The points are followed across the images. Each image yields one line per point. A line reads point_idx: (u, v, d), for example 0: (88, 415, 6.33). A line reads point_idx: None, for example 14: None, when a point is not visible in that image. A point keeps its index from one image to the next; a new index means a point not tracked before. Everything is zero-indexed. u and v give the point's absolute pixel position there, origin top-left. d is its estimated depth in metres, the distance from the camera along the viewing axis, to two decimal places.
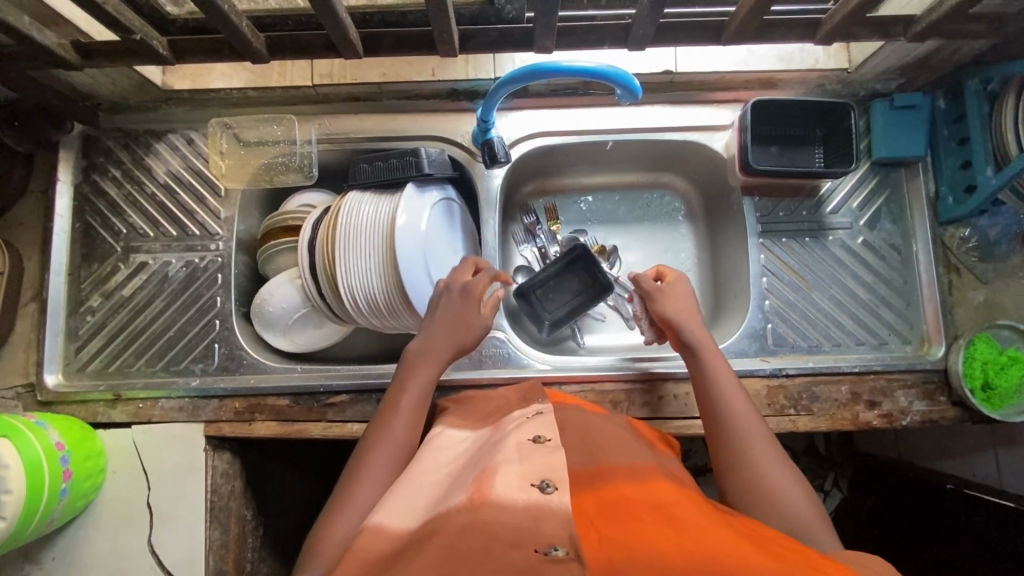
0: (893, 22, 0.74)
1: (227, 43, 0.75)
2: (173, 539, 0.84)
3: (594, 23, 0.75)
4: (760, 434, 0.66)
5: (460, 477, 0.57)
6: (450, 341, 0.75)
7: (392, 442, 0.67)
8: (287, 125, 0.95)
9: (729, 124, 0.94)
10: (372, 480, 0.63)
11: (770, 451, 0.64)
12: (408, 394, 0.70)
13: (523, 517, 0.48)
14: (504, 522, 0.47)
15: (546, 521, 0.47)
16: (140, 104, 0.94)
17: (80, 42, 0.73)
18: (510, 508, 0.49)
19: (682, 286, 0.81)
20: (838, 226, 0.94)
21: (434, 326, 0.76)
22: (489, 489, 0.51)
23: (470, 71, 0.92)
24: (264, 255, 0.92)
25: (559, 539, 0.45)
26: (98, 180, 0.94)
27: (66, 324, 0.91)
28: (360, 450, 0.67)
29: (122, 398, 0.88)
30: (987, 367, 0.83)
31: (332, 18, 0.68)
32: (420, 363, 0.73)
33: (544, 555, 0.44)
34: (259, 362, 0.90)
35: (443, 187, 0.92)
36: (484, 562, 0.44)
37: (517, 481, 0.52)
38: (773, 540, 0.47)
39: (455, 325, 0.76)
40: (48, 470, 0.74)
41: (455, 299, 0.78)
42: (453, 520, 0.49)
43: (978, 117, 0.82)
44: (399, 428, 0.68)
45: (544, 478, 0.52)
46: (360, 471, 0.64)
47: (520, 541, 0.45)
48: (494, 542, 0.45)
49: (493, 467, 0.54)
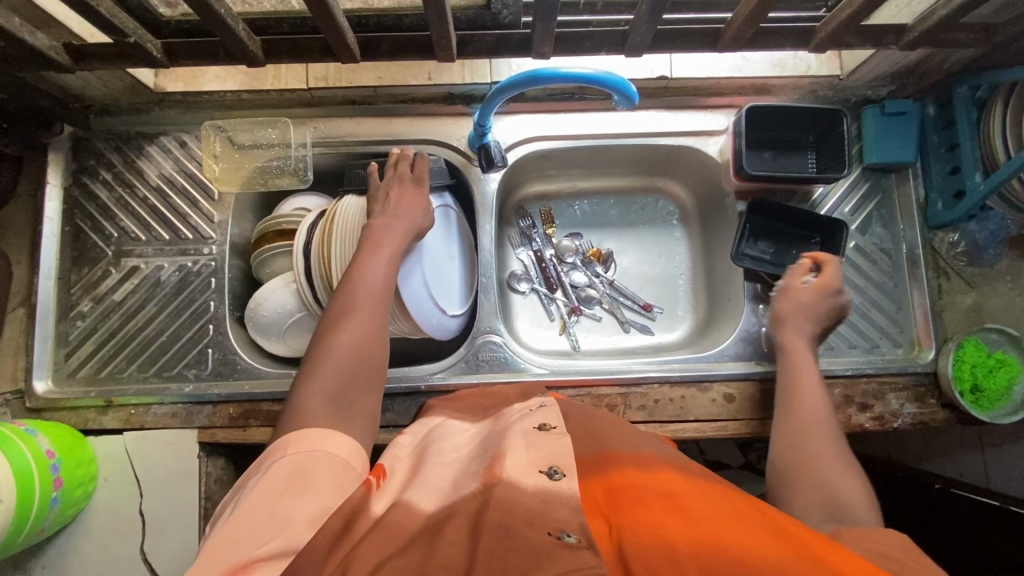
0: (885, 31, 0.75)
1: (222, 47, 0.74)
2: (166, 547, 0.83)
3: (591, 29, 0.76)
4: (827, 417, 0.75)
5: (468, 467, 0.57)
6: (409, 222, 0.81)
7: (368, 297, 0.71)
8: (282, 128, 0.95)
9: (724, 129, 0.94)
10: (354, 327, 0.68)
11: (830, 430, 0.74)
12: (378, 259, 0.75)
13: (534, 500, 0.47)
14: (522, 503, 0.46)
15: (557, 506, 0.47)
16: (131, 106, 0.93)
17: (72, 45, 0.72)
18: (522, 490, 0.48)
19: (827, 301, 0.84)
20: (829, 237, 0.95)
21: (397, 212, 0.81)
22: (500, 470, 0.52)
23: (467, 75, 0.92)
24: (258, 259, 0.91)
25: (570, 526, 0.44)
26: (88, 183, 0.93)
27: (55, 329, 0.90)
28: (337, 307, 0.70)
29: (113, 404, 0.87)
30: (976, 370, 0.85)
31: (330, 23, 0.67)
32: (387, 240, 0.77)
33: (557, 539, 0.42)
34: (252, 367, 0.89)
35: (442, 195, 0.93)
36: (503, 542, 0.42)
37: (525, 465, 0.52)
38: (787, 531, 0.46)
39: (415, 209, 0.82)
40: (39, 478, 0.73)
41: (402, 185, 0.84)
42: (471, 503, 0.48)
43: (967, 125, 0.83)
44: (370, 282, 0.73)
45: (551, 465, 0.52)
46: (343, 318, 0.69)
47: (535, 521, 0.44)
48: (500, 522, 0.44)
49: (502, 454, 0.55)
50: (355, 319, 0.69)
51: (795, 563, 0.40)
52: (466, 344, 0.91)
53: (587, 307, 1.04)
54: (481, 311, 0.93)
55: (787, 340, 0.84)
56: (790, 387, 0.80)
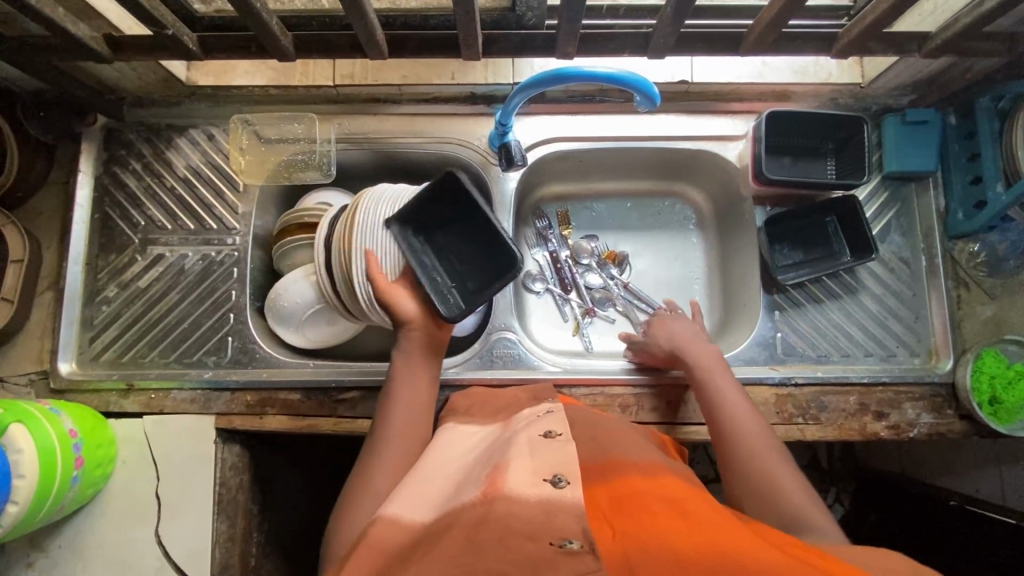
0: (907, 39, 0.76)
1: (255, 41, 0.76)
2: (181, 530, 0.84)
3: (615, 31, 0.77)
4: (750, 415, 0.70)
5: (473, 472, 0.57)
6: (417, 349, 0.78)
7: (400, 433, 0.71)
8: (307, 123, 0.97)
9: (743, 135, 0.95)
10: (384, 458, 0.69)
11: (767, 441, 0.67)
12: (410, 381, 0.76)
13: (536, 511, 0.47)
14: (519, 514, 0.47)
15: (559, 514, 0.47)
16: (162, 99, 0.96)
17: (112, 36, 0.75)
18: (523, 501, 0.48)
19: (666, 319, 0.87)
20: (845, 251, 0.94)
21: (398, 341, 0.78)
22: (501, 482, 0.51)
23: (490, 75, 0.94)
24: (280, 251, 0.93)
25: (573, 532, 0.45)
26: (118, 172, 0.95)
27: (81, 313, 0.92)
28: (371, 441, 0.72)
29: (135, 388, 0.88)
30: (995, 382, 0.84)
31: (360, 19, 0.69)
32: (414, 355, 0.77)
33: (559, 548, 0.43)
34: (271, 356, 0.91)
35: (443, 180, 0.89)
36: (500, 554, 0.43)
37: (529, 476, 0.51)
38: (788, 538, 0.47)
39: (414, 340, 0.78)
40: (62, 457, 0.74)
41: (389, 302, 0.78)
42: (470, 513, 0.48)
43: (988, 136, 0.83)
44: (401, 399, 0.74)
45: (556, 473, 0.52)
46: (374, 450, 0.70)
47: (536, 533, 0.45)
48: (508, 534, 0.45)
49: (506, 462, 0.54)
50: (386, 457, 0.69)
51: (796, 567, 0.41)
52: (480, 340, 0.92)
53: (602, 309, 1.04)
54: (496, 308, 0.94)
55: (699, 362, 0.78)
56: (708, 399, 0.73)
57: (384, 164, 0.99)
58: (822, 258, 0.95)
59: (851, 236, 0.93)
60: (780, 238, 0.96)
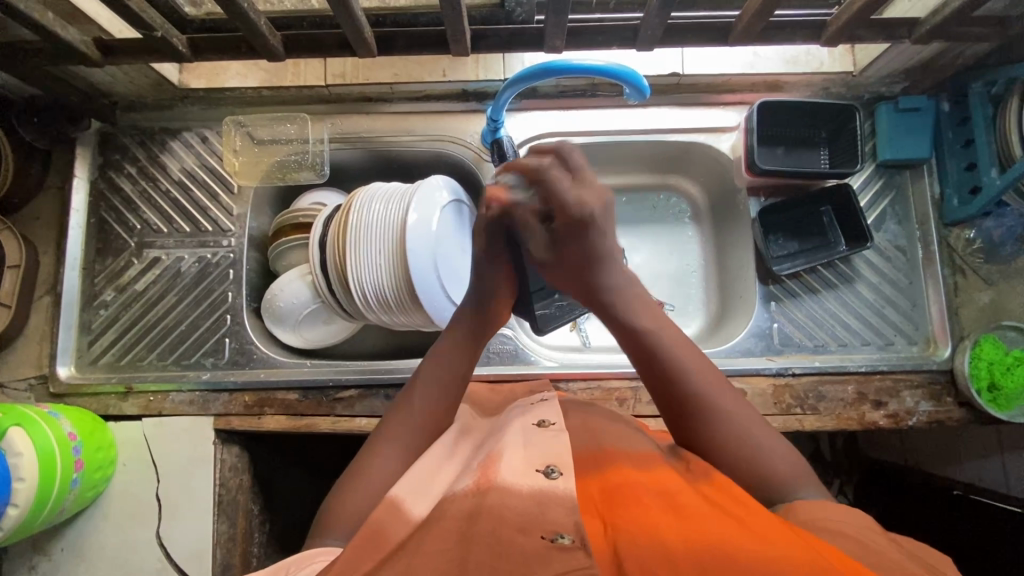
0: (897, 24, 0.75)
1: (245, 42, 0.77)
2: (182, 531, 0.84)
3: (603, 24, 0.77)
4: (698, 359, 0.61)
5: (467, 462, 0.57)
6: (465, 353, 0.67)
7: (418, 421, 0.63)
8: (299, 124, 0.97)
9: (736, 125, 0.95)
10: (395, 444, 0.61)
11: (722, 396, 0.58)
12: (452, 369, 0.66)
13: (528, 503, 0.47)
14: (511, 506, 0.47)
15: (551, 507, 0.47)
16: (155, 102, 0.96)
17: (102, 40, 0.75)
18: (514, 494, 0.48)
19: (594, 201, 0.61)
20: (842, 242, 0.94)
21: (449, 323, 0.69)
22: (494, 473, 0.51)
23: (480, 72, 0.93)
24: (275, 251, 0.93)
25: (565, 527, 0.44)
26: (113, 177, 0.96)
27: (80, 318, 0.92)
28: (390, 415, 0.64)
29: (133, 391, 0.89)
30: (993, 368, 0.83)
31: (348, 18, 0.69)
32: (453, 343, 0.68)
33: (550, 542, 0.43)
34: (267, 356, 0.91)
35: (436, 177, 0.86)
36: (491, 548, 0.43)
37: (521, 466, 0.51)
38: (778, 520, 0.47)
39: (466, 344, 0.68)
40: (61, 458, 0.74)
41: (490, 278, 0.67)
42: (461, 504, 0.48)
43: (982, 121, 0.83)
44: (432, 388, 0.65)
45: (548, 464, 0.51)
46: (385, 436, 0.62)
47: (527, 526, 0.45)
48: (501, 526, 0.45)
49: (497, 453, 0.54)
50: (397, 442, 0.61)
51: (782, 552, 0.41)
52: None
53: None
54: None
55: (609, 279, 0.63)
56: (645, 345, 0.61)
57: (378, 161, 1.00)
58: (817, 251, 0.93)
59: (847, 225, 0.93)
60: (773, 229, 0.95)
